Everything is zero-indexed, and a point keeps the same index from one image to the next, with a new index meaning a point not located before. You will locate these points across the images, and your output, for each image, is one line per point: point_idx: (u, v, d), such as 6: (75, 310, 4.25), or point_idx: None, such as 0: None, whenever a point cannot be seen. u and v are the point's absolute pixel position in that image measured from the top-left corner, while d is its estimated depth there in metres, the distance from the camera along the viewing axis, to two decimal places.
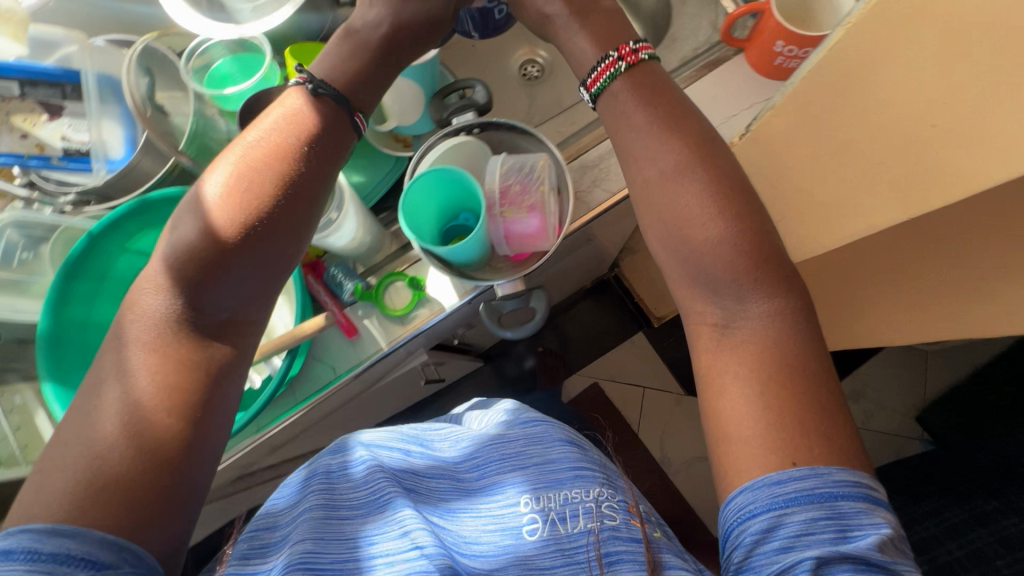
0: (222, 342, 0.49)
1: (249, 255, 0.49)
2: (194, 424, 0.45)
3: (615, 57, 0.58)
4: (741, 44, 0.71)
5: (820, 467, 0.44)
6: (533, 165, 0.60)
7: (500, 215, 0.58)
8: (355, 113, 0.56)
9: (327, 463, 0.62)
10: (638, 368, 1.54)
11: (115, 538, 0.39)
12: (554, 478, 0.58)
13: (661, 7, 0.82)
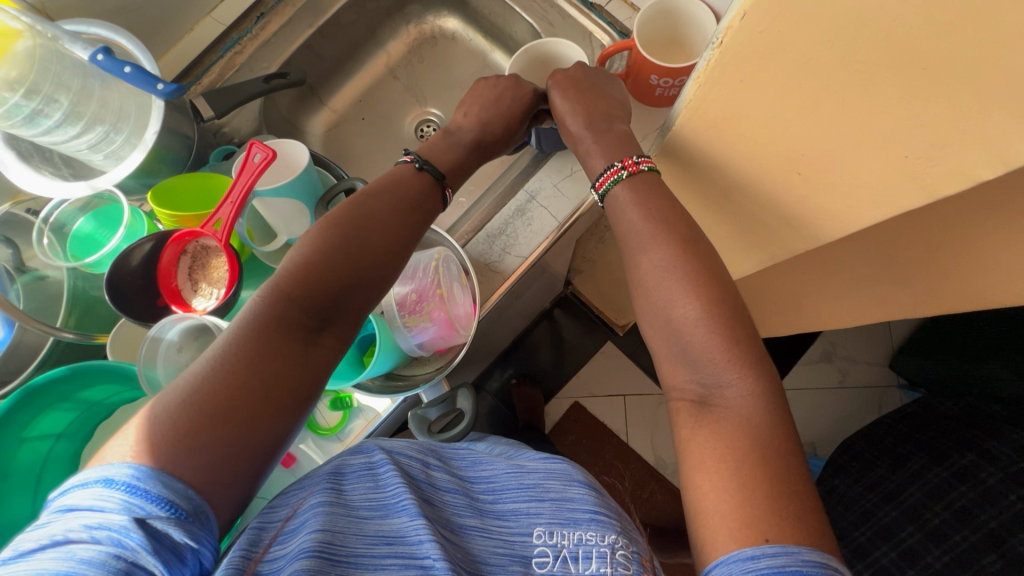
0: (321, 348, 0.50)
1: (350, 276, 0.52)
2: (273, 419, 0.45)
3: (616, 167, 0.56)
4: (621, 78, 0.69)
5: (791, 545, 0.39)
6: (427, 264, 0.57)
7: (405, 326, 0.55)
8: (447, 188, 0.63)
9: (349, 459, 0.55)
10: (615, 377, 1.53)
11: (193, 492, 0.39)
12: (572, 515, 0.52)
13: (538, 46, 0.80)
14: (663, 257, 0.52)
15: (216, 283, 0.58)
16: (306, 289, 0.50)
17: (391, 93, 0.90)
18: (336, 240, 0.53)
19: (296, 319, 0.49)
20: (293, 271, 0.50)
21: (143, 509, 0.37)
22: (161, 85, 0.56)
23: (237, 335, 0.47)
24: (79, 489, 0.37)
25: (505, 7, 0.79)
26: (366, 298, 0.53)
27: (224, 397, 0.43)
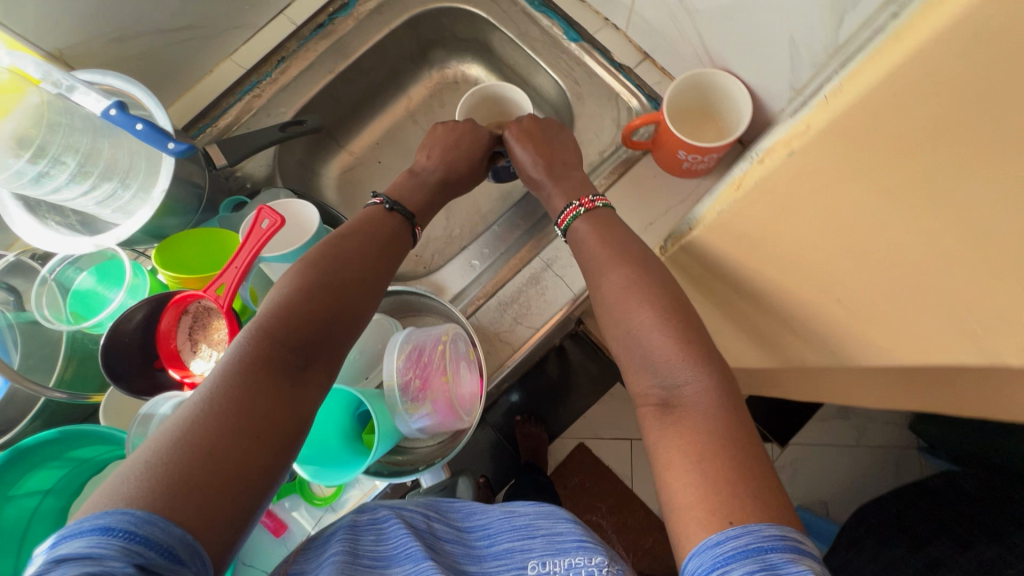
0: (306, 388, 0.45)
1: (337, 311, 0.50)
2: (270, 456, 0.40)
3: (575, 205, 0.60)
4: (646, 146, 0.66)
5: (751, 522, 0.36)
6: (434, 346, 0.54)
7: (405, 414, 0.52)
8: (416, 227, 0.63)
9: (347, 518, 0.53)
10: (622, 421, 1.49)
11: (190, 539, 0.33)
12: (562, 545, 0.48)
13: (562, 101, 0.77)
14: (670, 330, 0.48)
15: (215, 343, 0.57)
16: (291, 325, 0.47)
17: (409, 137, 0.88)
18: (315, 275, 0.51)
19: (282, 355, 0.45)
20: (275, 310, 0.47)
21: (142, 557, 0.30)
22: (172, 144, 0.55)
23: (218, 377, 0.42)
24: (61, 544, 0.30)
25: (530, 61, 0.77)
26: (347, 335, 0.51)
27: (215, 435, 0.38)
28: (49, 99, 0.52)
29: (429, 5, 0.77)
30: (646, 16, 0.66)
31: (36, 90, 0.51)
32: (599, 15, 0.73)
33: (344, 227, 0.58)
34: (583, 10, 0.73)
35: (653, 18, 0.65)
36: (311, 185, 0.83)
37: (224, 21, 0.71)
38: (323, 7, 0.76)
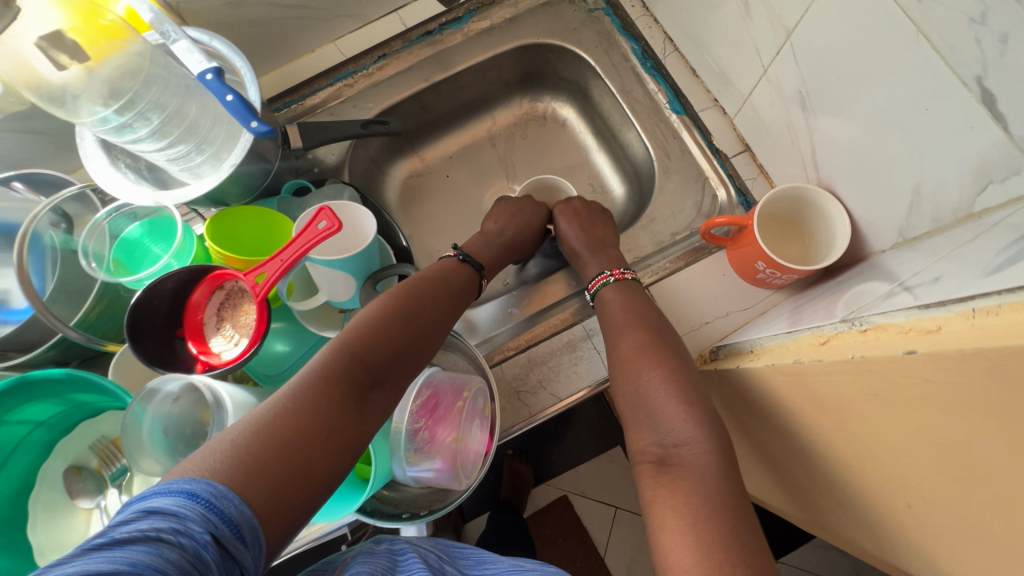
0: (372, 407, 0.45)
1: (414, 344, 0.51)
2: (331, 470, 0.40)
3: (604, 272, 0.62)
4: (723, 243, 0.63)
5: None
6: (456, 397, 0.53)
7: (403, 461, 0.50)
8: (484, 279, 0.65)
9: (370, 548, 0.55)
10: (613, 487, 1.42)
11: (254, 519, 0.33)
12: None
13: (646, 168, 0.74)
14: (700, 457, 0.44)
15: (240, 327, 0.55)
16: (372, 343, 0.47)
17: (483, 160, 0.86)
18: (403, 302, 0.52)
19: (363, 372, 0.45)
20: (361, 326, 0.48)
21: (217, 529, 0.32)
22: (255, 123, 0.53)
23: (302, 378, 0.43)
24: (150, 495, 0.31)
25: (625, 119, 0.75)
26: (419, 365, 0.51)
27: (295, 431, 0.38)
28: (150, 50, 0.51)
29: (539, 39, 0.75)
30: (760, 110, 0.62)
31: (139, 38, 0.49)
32: (710, 94, 0.70)
33: (431, 268, 0.60)
34: (695, 85, 0.70)
35: (767, 115, 0.62)
36: (376, 183, 0.82)
37: (338, 9, 0.70)
38: (436, 15, 0.75)
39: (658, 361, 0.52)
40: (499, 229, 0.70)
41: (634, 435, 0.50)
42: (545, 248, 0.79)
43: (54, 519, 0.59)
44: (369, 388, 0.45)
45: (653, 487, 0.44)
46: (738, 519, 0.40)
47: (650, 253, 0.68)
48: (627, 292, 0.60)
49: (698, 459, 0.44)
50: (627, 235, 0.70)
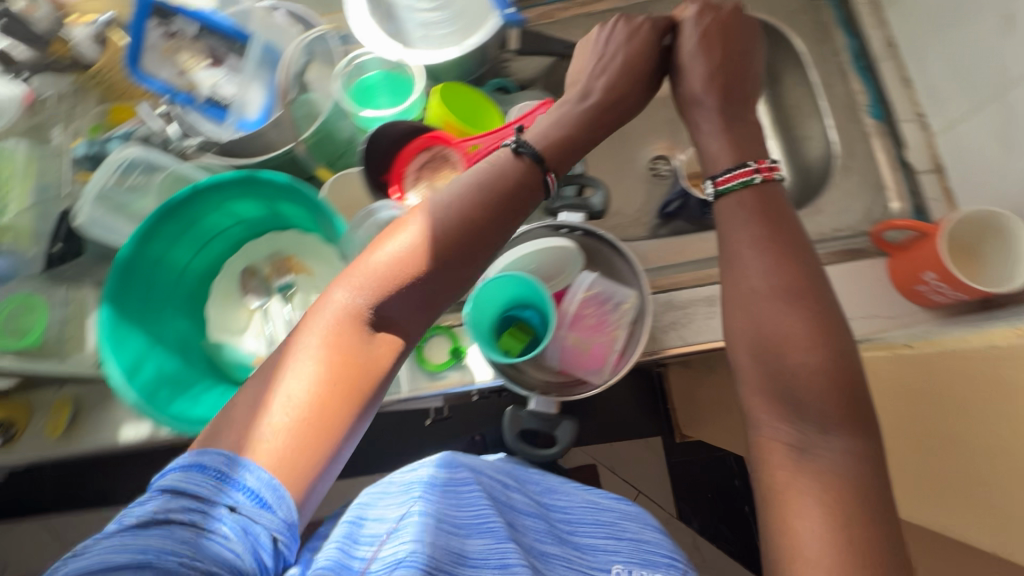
0: (375, 348, 0.48)
1: (439, 272, 0.49)
2: (345, 405, 0.45)
3: (752, 168, 0.55)
4: (891, 249, 0.64)
5: None
6: (617, 303, 0.57)
7: (561, 337, 0.58)
8: (548, 173, 0.54)
9: (440, 471, 0.56)
10: (641, 473, 1.44)
11: (272, 480, 0.41)
12: (649, 558, 0.56)
13: (821, 163, 0.75)
14: (850, 453, 0.45)
15: (436, 189, 0.62)
16: (383, 284, 0.48)
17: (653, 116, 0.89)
18: (424, 236, 0.49)
19: (366, 316, 0.48)
20: (375, 268, 0.49)
21: (231, 495, 0.40)
22: (509, 11, 0.60)
23: (307, 331, 0.47)
24: (167, 474, 0.41)
25: (816, 111, 0.76)
26: (446, 296, 0.51)
27: (299, 389, 0.44)
28: None
29: (756, 13, 0.77)
30: (973, 132, 0.62)
31: None
32: (915, 108, 0.70)
33: (467, 173, 0.54)
34: (903, 96, 0.70)
35: (978, 142, 0.62)
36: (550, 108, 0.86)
37: None
38: None
39: (796, 348, 0.48)
40: (613, 53, 0.61)
41: (766, 405, 0.49)
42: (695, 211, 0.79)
43: (226, 305, 0.69)
44: (371, 327, 0.48)
45: (782, 471, 0.46)
46: (869, 507, 0.43)
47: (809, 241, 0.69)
48: (771, 252, 0.52)
49: (837, 438, 0.45)
50: None
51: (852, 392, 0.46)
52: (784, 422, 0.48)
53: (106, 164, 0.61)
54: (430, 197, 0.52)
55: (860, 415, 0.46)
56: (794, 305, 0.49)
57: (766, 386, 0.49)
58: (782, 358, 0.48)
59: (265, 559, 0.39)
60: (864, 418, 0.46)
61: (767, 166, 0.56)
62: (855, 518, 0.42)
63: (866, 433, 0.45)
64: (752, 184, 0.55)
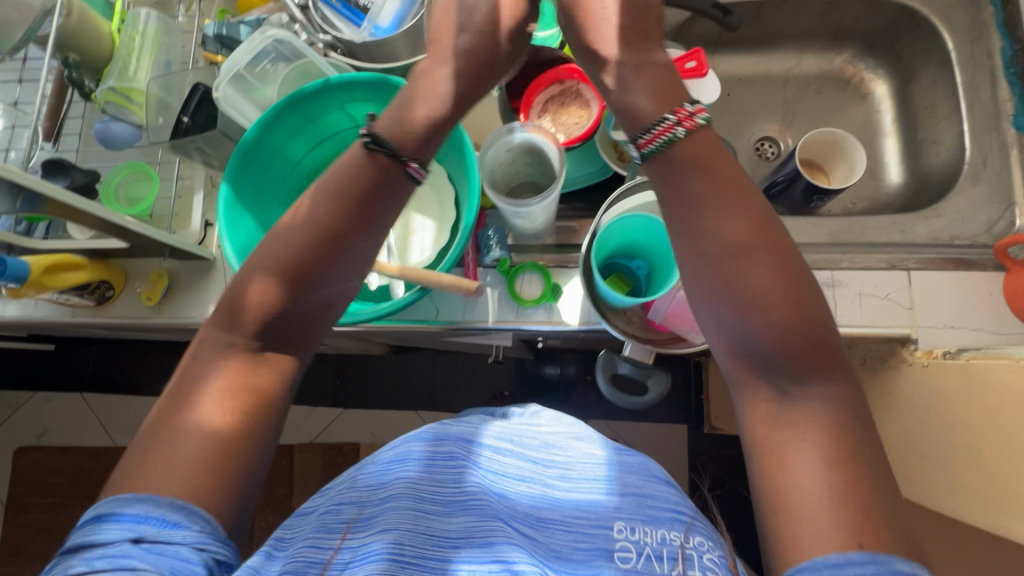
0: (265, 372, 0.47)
1: (315, 279, 0.48)
2: (240, 440, 0.44)
3: (672, 122, 0.46)
4: (1011, 264, 0.61)
5: (882, 554, 0.35)
6: None
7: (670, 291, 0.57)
8: (407, 163, 0.51)
9: (420, 446, 0.53)
10: (662, 456, 1.44)
11: (183, 503, 0.40)
12: (652, 513, 0.50)
13: (945, 168, 0.72)
14: (833, 400, 0.41)
15: (561, 124, 0.61)
16: (259, 324, 0.47)
17: (768, 96, 0.86)
18: (286, 266, 0.47)
19: (229, 389, 0.45)
20: (222, 315, 0.48)
21: (138, 529, 0.38)
22: None
23: (152, 425, 0.44)
24: (79, 531, 0.40)
25: (953, 113, 0.72)
26: (326, 301, 0.49)
27: (204, 420, 0.43)
28: None
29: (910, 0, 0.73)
30: None
31: None
32: None
33: None
34: None
35: None
36: None
37: None
38: None
39: (761, 307, 0.42)
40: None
41: (738, 361, 0.44)
42: (798, 199, 0.76)
43: None
44: (259, 351, 0.47)
45: (766, 431, 0.42)
46: (863, 457, 0.39)
47: (922, 242, 0.67)
48: (730, 203, 0.44)
49: (820, 386, 0.42)
50: (906, 217, 0.68)
51: (807, 315, 0.42)
52: (764, 375, 0.43)
53: (245, 45, 0.61)
54: (273, 227, 0.49)
55: (805, 363, 0.42)
56: (729, 233, 0.44)
57: (740, 346, 0.44)
58: (749, 312, 0.42)
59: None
60: (831, 361, 0.42)
61: (691, 114, 0.47)
62: (852, 468, 0.39)
63: (840, 370, 0.42)
64: (676, 140, 0.46)
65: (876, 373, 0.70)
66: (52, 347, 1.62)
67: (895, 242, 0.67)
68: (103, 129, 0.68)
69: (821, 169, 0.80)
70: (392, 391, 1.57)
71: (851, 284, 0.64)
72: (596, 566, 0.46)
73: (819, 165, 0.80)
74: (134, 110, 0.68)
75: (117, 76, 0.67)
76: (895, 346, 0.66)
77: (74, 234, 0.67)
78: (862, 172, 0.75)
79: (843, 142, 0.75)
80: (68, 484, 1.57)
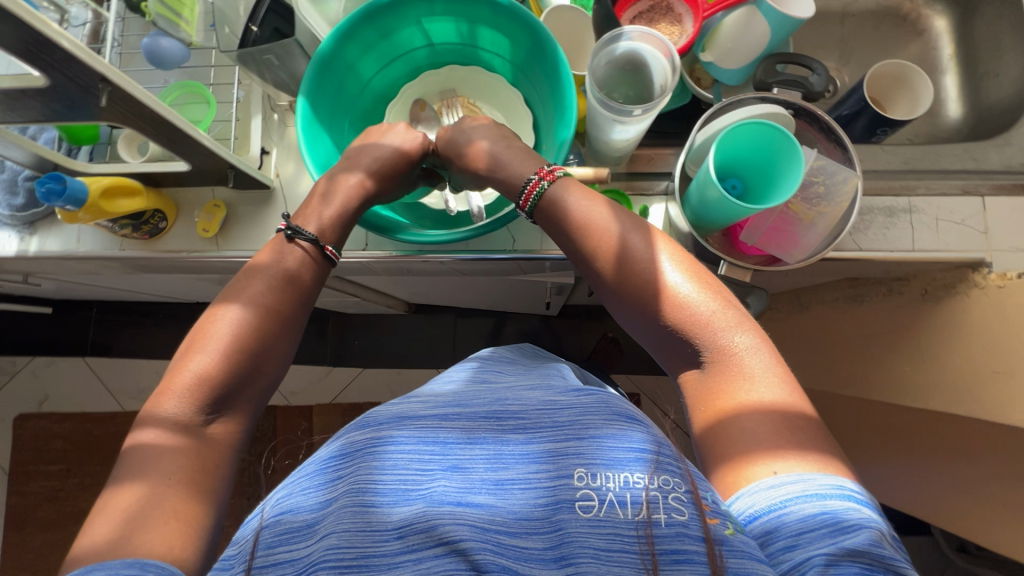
0: (213, 439, 0.45)
1: (258, 347, 0.48)
2: (198, 499, 0.41)
3: (535, 180, 0.53)
4: None
5: (806, 472, 0.40)
6: (842, 179, 0.54)
7: (787, 206, 0.55)
8: (327, 248, 0.54)
9: (352, 435, 0.44)
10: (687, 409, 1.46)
11: (137, 558, 0.35)
12: (613, 453, 0.41)
13: (1012, 100, 0.73)
14: (745, 349, 0.46)
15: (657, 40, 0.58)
16: (197, 390, 0.45)
17: (826, 31, 0.84)
18: (238, 327, 0.48)
19: (175, 450, 0.42)
20: (169, 380, 0.46)
21: None
22: None
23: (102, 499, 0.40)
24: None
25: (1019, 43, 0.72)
26: (277, 359, 0.50)
27: (156, 480, 0.40)
28: None
29: None
30: None
31: None
32: None
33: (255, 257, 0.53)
34: None
35: None
36: None
37: None
38: None
39: (695, 312, 0.47)
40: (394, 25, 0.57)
41: (665, 356, 0.50)
42: (861, 129, 0.73)
43: None
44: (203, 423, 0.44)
45: (694, 408, 0.47)
46: (777, 392, 0.44)
47: (994, 169, 0.68)
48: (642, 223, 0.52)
49: (730, 341, 0.46)
50: (976, 145, 0.70)
51: (709, 286, 0.49)
52: (680, 358, 0.49)
53: None
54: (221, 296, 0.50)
55: (737, 360, 0.46)
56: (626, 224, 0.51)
57: (660, 339, 0.50)
58: (660, 296, 0.48)
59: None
60: (763, 355, 0.46)
61: (551, 170, 0.54)
62: (777, 410, 0.43)
63: (751, 319, 0.48)
64: (544, 192, 0.53)
65: (940, 302, 0.71)
66: (50, 311, 1.54)
67: (965, 172, 0.68)
68: (151, 45, 0.61)
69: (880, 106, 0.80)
70: (412, 350, 1.55)
71: (926, 211, 0.64)
72: (556, 523, 0.38)
73: (879, 102, 0.80)
74: (184, 26, 0.63)
75: None
76: (964, 272, 0.67)
77: (126, 158, 0.63)
78: (926, 108, 0.75)
79: (911, 75, 0.74)
80: (76, 450, 1.52)
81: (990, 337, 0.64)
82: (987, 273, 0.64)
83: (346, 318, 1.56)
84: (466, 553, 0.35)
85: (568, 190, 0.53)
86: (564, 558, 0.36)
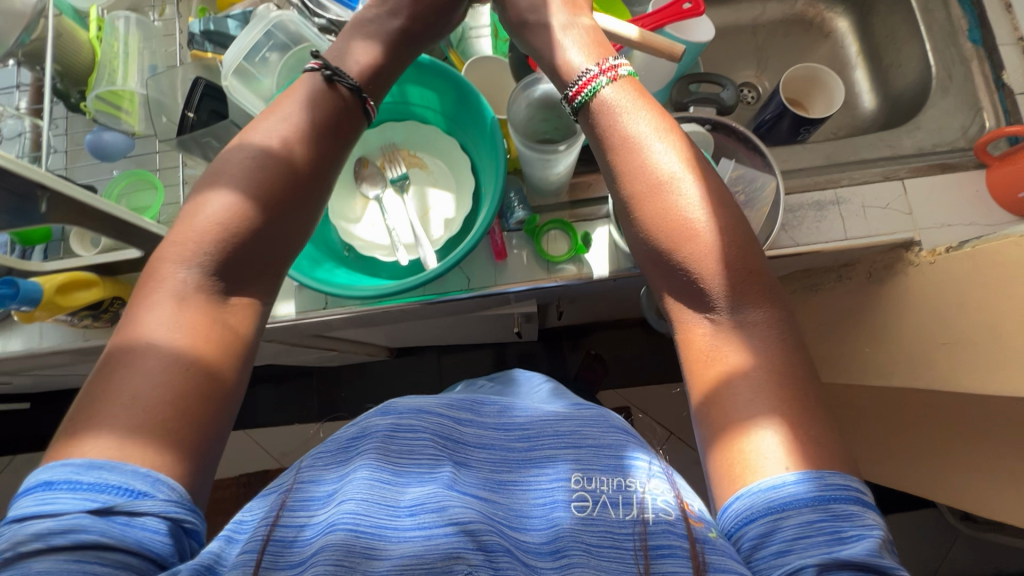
0: (233, 310, 0.45)
1: (267, 240, 0.47)
2: (207, 400, 0.40)
3: (596, 72, 0.51)
4: (990, 161, 0.66)
5: (813, 470, 0.39)
6: (762, 185, 0.59)
7: None
8: (367, 101, 0.55)
9: (373, 419, 0.45)
10: (679, 415, 1.47)
11: (149, 470, 0.37)
12: (608, 461, 0.44)
13: (916, 88, 0.78)
14: (762, 324, 0.45)
15: None
16: (221, 252, 0.44)
17: (741, 44, 0.90)
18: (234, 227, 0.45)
19: (185, 342, 0.41)
20: (177, 255, 0.44)
21: (98, 499, 0.35)
22: None
23: (112, 369, 0.40)
24: (20, 498, 0.35)
25: (913, 35, 0.78)
26: (282, 257, 0.48)
27: (164, 349, 0.40)
28: None
29: None
30: None
31: None
32: (1016, 31, 0.70)
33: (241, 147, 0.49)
34: (1006, 18, 0.71)
35: None
36: None
37: None
38: None
39: (727, 274, 0.46)
40: None
41: (676, 304, 0.49)
42: (784, 130, 0.78)
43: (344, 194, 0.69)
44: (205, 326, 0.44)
45: (697, 367, 0.46)
46: (792, 373, 0.43)
47: (908, 153, 0.72)
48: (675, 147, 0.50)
49: (742, 315, 0.46)
50: (889, 133, 0.74)
51: (727, 227, 0.48)
52: (695, 311, 0.48)
53: (240, 36, 0.61)
54: (221, 162, 0.48)
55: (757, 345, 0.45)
56: (651, 131, 0.50)
57: (670, 283, 0.49)
58: (683, 238, 0.47)
59: (159, 544, 0.35)
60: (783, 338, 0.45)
61: (612, 66, 0.52)
62: (793, 399, 0.42)
63: (768, 297, 0.47)
64: (600, 89, 0.51)
65: (883, 282, 0.75)
66: (29, 405, 1.51)
67: (883, 158, 0.72)
68: (94, 140, 0.64)
69: (801, 105, 0.84)
70: (399, 395, 1.54)
71: (850, 200, 0.68)
72: (552, 520, 0.41)
73: (799, 102, 0.84)
74: (127, 118, 0.66)
75: (107, 82, 0.65)
76: (898, 252, 0.70)
77: (80, 252, 0.64)
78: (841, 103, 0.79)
79: (821, 75, 0.79)
80: None
81: (929, 310, 0.67)
82: (917, 251, 0.68)
83: (330, 371, 1.55)
84: (474, 534, 0.38)
85: (614, 104, 0.51)
86: (558, 551, 0.39)
